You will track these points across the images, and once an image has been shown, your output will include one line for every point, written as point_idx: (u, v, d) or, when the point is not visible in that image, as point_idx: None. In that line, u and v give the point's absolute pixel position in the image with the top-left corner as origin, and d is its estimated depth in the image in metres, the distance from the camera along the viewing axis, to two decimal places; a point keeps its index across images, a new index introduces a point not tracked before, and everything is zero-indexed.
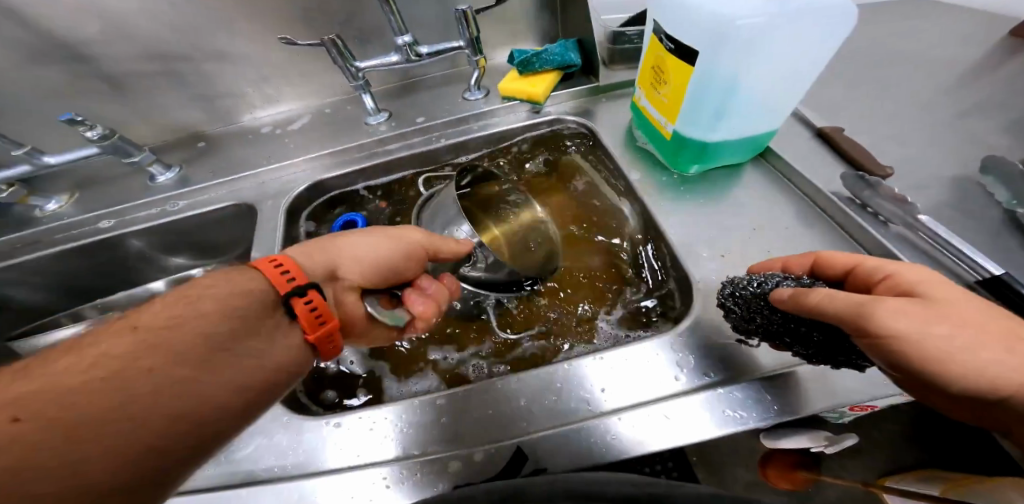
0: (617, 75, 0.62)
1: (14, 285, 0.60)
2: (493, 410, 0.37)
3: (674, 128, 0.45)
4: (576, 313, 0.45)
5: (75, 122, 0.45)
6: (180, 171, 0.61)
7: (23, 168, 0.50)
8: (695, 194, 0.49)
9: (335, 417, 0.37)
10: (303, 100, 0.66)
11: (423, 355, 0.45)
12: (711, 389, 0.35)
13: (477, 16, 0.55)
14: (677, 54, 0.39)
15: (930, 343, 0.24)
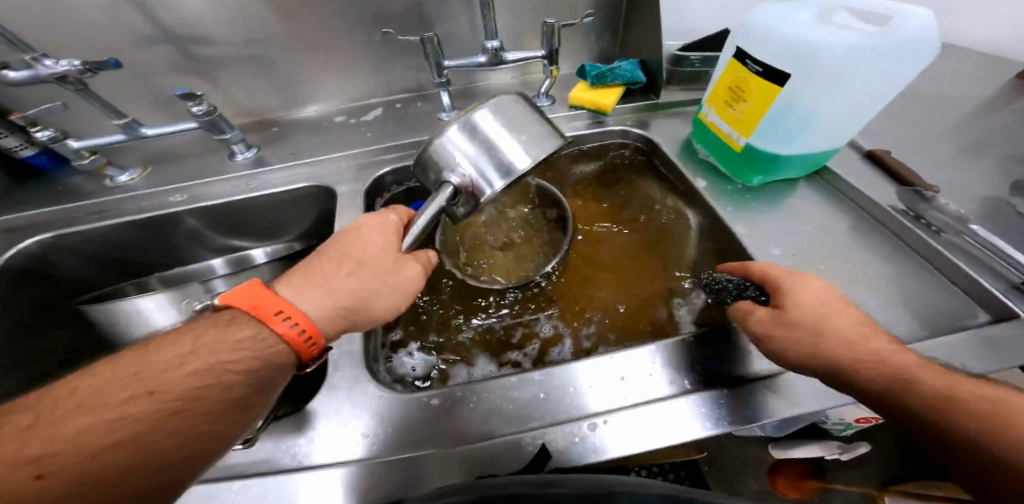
0: (676, 96, 0.67)
1: (68, 255, 0.58)
2: (589, 385, 0.40)
3: (748, 141, 0.49)
4: (642, 308, 0.49)
5: (189, 96, 0.49)
6: (258, 151, 0.64)
7: (119, 136, 0.54)
8: (760, 203, 0.53)
9: (427, 395, 0.40)
10: (379, 92, 0.71)
11: (498, 349, 0.47)
12: (761, 380, 0.39)
13: (561, 29, 0.59)
14: (764, 75, 0.44)
15: (841, 366, 0.32)
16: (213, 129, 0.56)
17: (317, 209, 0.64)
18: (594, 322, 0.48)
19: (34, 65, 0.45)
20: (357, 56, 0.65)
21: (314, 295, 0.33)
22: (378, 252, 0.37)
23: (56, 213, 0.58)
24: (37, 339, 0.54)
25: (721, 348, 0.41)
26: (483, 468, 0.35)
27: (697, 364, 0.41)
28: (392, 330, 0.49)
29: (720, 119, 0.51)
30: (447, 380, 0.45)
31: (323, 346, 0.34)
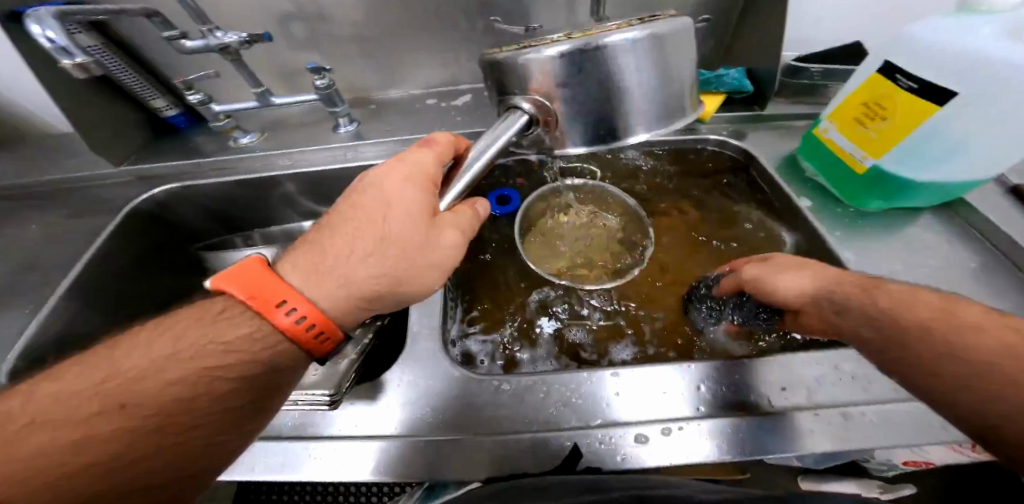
0: (778, 109, 0.73)
1: (184, 203, 0.63)
2: (664, 391, 0.40)
3: (877, 161, 0.49)
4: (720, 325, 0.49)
5: (319, 71, 0.56)
6: (358, 126, 0.66)
7: (253, 104, 0.61)
8: (873, 227, 0.53)
9: (506, 381, 0.41)
10: (472, 78, 0.74)
11: (571, 348, 0.49)
12: (841, 413, 0.38)
13: None
14: (917, 93, 0.42)
15: (962, 394, 0.26)
16: (327, 102, 0.61)
17: None
18: (674, 334, 0.49)
19: (206, 36, 0.52)
20: (456, 44, 0.68)
21: (354, 262, 0.32)
22: (403, 226, 0.33)
23: (181, 165, 0.64)
24: (150, 278, 0.59)
25: (794, 369, 0.41)
26: (548, 453, 0.37)
27: (760, 386, 0.40)
28: (468, 312, 0.53)
29: (849, 134, 0.51)
30: (533, 359, 0.48)
31: (334, 340, 0.33)
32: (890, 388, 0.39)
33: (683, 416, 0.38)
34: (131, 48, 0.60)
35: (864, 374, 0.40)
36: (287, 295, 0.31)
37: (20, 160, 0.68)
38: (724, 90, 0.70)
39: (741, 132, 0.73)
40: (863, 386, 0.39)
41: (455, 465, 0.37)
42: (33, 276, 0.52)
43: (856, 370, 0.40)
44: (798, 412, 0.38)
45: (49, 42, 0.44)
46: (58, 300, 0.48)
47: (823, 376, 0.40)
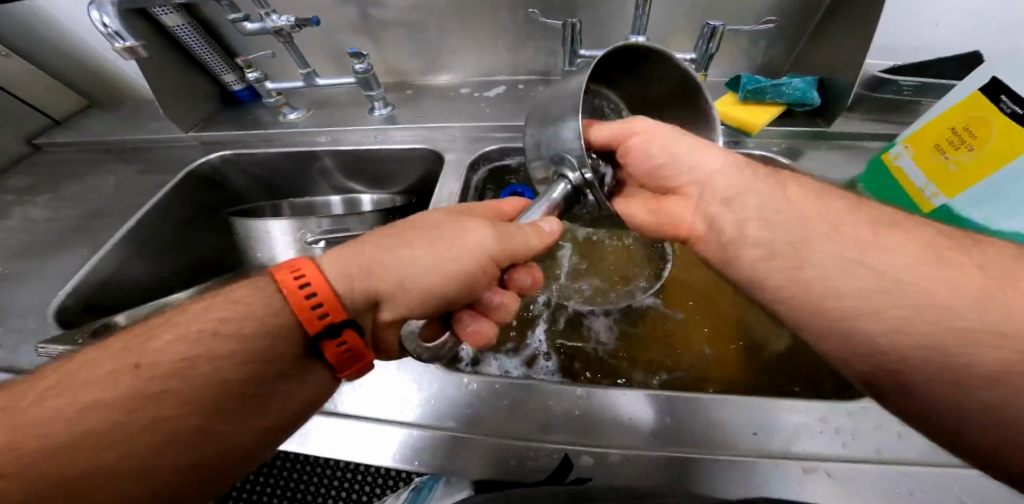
0: (850, 126, 0.64)
1: (234, 169, 0.70)
2: (629, 418, 0.38)
3: (949, 199, 0.45)
4: (710, 363, 0.47)
5: (357, 55, 0.57)
6: (393, 110, 0.69)
7: (300, 83, 0.65)
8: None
9: (471, 381, 0.41)
10: (508, 70, 0.73)
11: (555, 360, 0.49)
12: (806, 466, 0.33)
13: (722, 34, 0.58)
14: (1018, 120, 0.38)
15: None
16: (364, 86, 0.63)
17: (425, 170, 0.68)
18: (664, 367, 0.47)
19: (264, 19, 0.55)
20: (497, 34, 0.68)
21: (387, 260, 0.32)
22: (447, 233, 0.33)
23: (237, 134, 0.69)
24: (196, 233, 0.66)
25: (769, 411, 0.36)
26: (498, 453, 0.37)
27: (723, 427, 0.36)
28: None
29: (922, 165, 0.47)
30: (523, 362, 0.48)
31: (338, 323, 0.29)
32: (870, 446, 0.34)
33: (641, 446, 0.36)
34: (213, 28, 0.67)
35: (849, 429, 0.35)
36: (318, 282, 0.29)
37: (117, 119, 0.79)
38: (783, 102, 0.63)
39: (798, 149, 0.65)
40: (841, 441, 0.34)
41: (420, 450, 0.38)
42: (103, 219, 0.60)
43: (842, 424, 0.35)
44: (755, 459, 0.34)
45: (104, 26, 0.51)
46: (115, 243, 0.55)
47: (801, 426, 0.35)
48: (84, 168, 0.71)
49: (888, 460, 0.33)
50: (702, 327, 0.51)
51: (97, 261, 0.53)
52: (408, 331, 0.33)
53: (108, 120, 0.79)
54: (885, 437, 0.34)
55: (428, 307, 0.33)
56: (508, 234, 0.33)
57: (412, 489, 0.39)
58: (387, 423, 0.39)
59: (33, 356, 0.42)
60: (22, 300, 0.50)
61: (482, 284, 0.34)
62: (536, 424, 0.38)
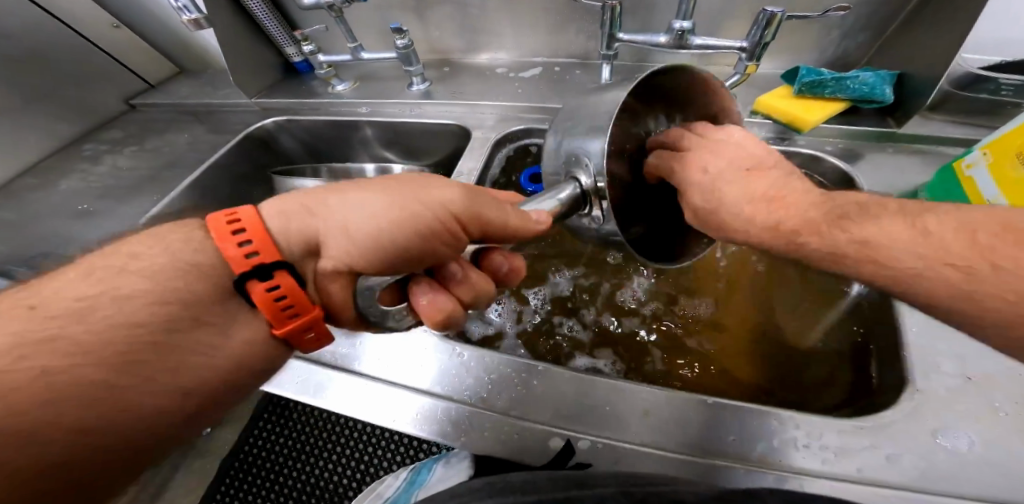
0: (929, 128, 0.56)
1: (285, 133, 0.76)
2: (609, 408, 0.38)
3: None
4: (699, 372, 0.47)
5: (398, 31, 0.60)
6: (429, 87, 0.72)
7: (348, 57, 0.69)
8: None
9: (461, 350, 0.44)
10: (545, 51, 0.73)
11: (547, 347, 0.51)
12: (776, 474, 0.33)
13: (782, 21, 0.51)
14: None
15: None
16: (405, 61, 0.66)
17: (454, 146, 0.70)
18: (653, 367, 0.48)
19: None
20: (538, 15, 0.67)
21: (332, 204, 0.31)
22: (411, 187, 0.32)
23: (291, 102, 0.76)
24: (249, 189, 0.74)
25: (753, 418, 0.36)
26: (471, 420, 0.39)
27: (702, 427, 0.36)
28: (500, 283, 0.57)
29: (997, 176, 0.41)
30: (520, 326, 0.53)
31: (271, 269, 0.27)
32: (853, 465, 0.32)
33: (609, 435, 0.37)
34: (279, 2, 0.73)
35: (835, 446, 0.33)
36: (252, 224, 0.28)
37: (195, 84, 0.89)
38: (844, 97, 0.56)
39: (857, 151, 0.57)
40: (823, 457, 0.33)
41: (428, 419, 0.40)
42: (173, 171, 0.68)
43: (830, 441, 0.34)
44: (728, 464, 0.34)
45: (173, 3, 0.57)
46: (179, 192, 0.63)
47: (784, 438, 0.34)
48: (166, 124, 0.81)
49: (872, 484, 0.31)
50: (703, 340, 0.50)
51: (164, 206, 0.61)
52: (366, 287, 0.31)
53: (189, 86, 0.89)
54: (875, 461, 0.32)
55: (376, 258, 0.31)
56: (478, 200, 0.32)
57: (411, 471, 0.40)
58: (379, 381, 0.43)
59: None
60: (103, 233, 0.58)
61: (440, 243, 0.32)
62: (518, 402, 0.40)
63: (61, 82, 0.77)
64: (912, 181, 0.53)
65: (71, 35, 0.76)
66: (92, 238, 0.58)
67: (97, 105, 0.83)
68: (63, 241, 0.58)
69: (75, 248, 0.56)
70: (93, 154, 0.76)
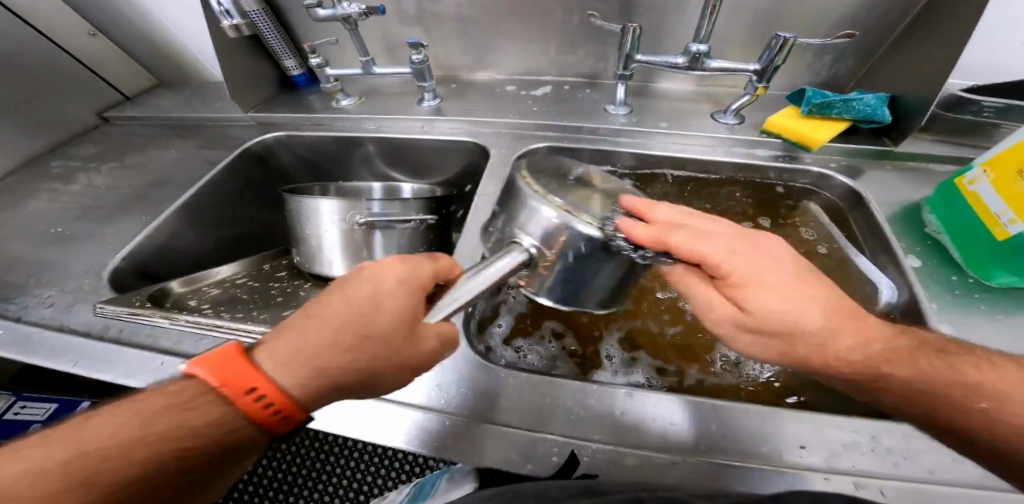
0: (919, 146, 0.60)
1: (285, 149, 0.72)
2: (670, 422, 0.36)
3: None
4: (749, 375, 0.45)
5: (417, 46, 0.59)
6: (440, 103, 0.71)
7: (357, 71, 0.67)
8: (993, 306, 0.43)
9: (504, 369, 0.41)
10: (554, 70, 0.74)
11: (585, 361, 0.47)
12: (856, 481, 0.31)
13: (793, 46, 0.54)
14: None
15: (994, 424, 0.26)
16: (418, 76, 0.65)
17: (468, 164, 0.69)
18: (694, 372, 0.45)
19: (336, 6, 0.58)
20: (551, 36, 0.69)
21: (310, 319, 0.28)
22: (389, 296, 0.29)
23: (291, 118, 0.73)
24: (245, 209, 0.70)
25: (817, 426, 0.35)
26: (519, 446, 0.35)
27: (771, 437, 0.35)
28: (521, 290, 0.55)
29: (1002, 191, 0.43)
30: (556, 344, 0.48)
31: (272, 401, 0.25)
32: (925, 468, 0.32)
33: (643, 444, 0.35)
34: (284, 16, 0.71)
35: (901, 448, 0.33)
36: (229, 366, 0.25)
37: (179, 98, 0.84)
38: (847, 118, 0.59)
39: (858, 168, 0.61)
40: (894, 461, 0.32)
41: (469, 446, 0.36)
42: (161, 189, 0.63)
43: (895, 444, 0.33)
44: (806, 473, 0.32)
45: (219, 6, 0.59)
46: (172, 212, 0.58)
47: (850, 443, 0.34)
48: (147, 141, 0.75)
49: (943, 484, 0.31)
50: None
51: (155, 227, 0.56)
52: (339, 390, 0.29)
53: (173, 99, 0.83)
54: (942, 463, 0.32)
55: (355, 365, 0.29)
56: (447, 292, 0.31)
57: (415, 487, 0.40)
58: (417, 409, 0.38)
59: (88, 315, 0.43)
60: (85, 257, 0.52)
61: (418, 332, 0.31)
62: (554, 415, 0.37)
63: (27, 94, 0.70)
64: (912, 194, 0.57)
65: (41, 42, 0.70)
66: (70, 263, 0.51)
67: (67, 118, 0.76)
68: (34, 268, 0.51)
69: (50, 275, 0.50)
70: (63, 173, 0.68)
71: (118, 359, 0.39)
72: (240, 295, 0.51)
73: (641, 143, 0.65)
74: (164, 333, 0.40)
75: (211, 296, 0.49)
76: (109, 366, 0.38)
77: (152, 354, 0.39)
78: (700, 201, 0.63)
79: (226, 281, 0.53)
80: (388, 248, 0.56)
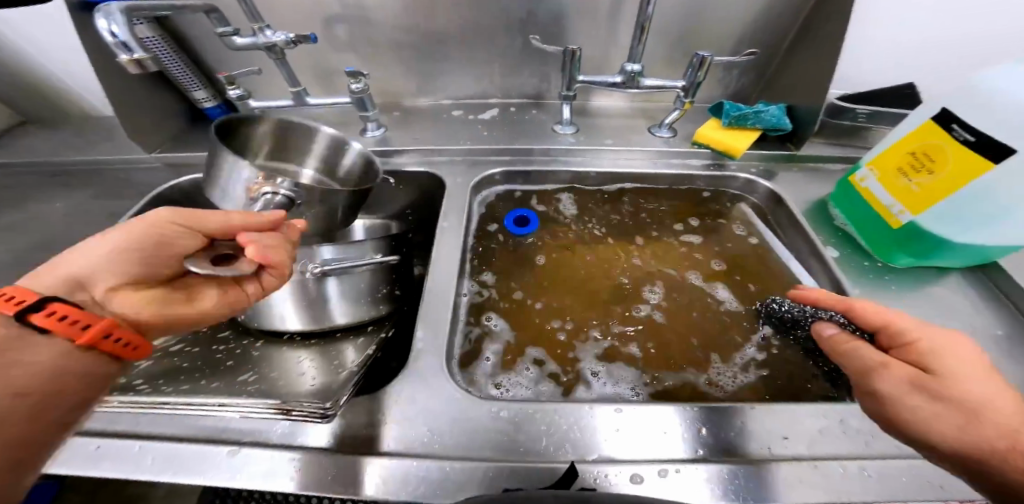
0: (816, 149, 0.69)
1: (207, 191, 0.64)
2: (664, 431, 0.37)
3: (915, 216, 0.48)
4: (741, 372, 0.47)
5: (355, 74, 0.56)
6: (385, 132, 0.68)
7: (287, 102, 0.62)
8: (898, 284, 0.52)
9: (495, 406, 0.39)
10: (497, 93, 0.75)
11: (569, 381, 0.46)
12: (842, 464, 0.34)
13: (711, 64, 0.60)
14: (973, 146, 0.42)
15: None
16: (359, 106, 0.62)
17: (422, 193, 0.67)
18: (675, 375, 0.46)
19: (256, 34, 0.53)
20: (492, 59, 0.69)
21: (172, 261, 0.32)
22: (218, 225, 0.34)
23: None
24: None
25: (790, 417, 0.38)
26: (522, 480, 0.34)
27: (756, 434, 0.37)
28: (491, 319, 0.52)
29: (889, 187, 0.51)
30: (540, 370, 0.47)
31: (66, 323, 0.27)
32: (886, 442, 0.36)
33: (644, 457, 0.35)
34: (192, 43, 0.63)
35: (862, 426, 0.37)
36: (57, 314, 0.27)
37: (59, 138, 0.71)
38: (760, 127, 0.67)
39: (774, 171, 0.69)
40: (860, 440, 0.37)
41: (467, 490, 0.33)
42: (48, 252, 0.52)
43: (857, 423, 0.38)
44: (800, 464, 0.34)
45: (111, 35, 0.45)
46: None
47: (824, 428, 0.37)
48: (20, 193, 0.62)
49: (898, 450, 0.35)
50: (716, 337, 0.50)
51: None
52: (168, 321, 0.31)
53: (52, 140, 0.70)
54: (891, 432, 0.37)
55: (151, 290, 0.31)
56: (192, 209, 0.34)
57: None
58: (412, 457, 0.35)
59: None
60: None
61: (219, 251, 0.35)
62: (557, 444, 0.36)
63: None
64: (819, 192, 0.65)
65: None
66: None
67: None
68: None
69: None
70: None
71: (90, 453, 0.36)
72: (182, 364, 0.48)
73: (589, 160, 0.68)
74: (103, 416, 0.38)
75: (143, 370, 0.45)
76: (77, 459, 0.36)
77: (127, 439, 0.36)
78: (648, 209, 0.67)
79: (159, 348, 0.49)
80: (345, 294, 0.52)
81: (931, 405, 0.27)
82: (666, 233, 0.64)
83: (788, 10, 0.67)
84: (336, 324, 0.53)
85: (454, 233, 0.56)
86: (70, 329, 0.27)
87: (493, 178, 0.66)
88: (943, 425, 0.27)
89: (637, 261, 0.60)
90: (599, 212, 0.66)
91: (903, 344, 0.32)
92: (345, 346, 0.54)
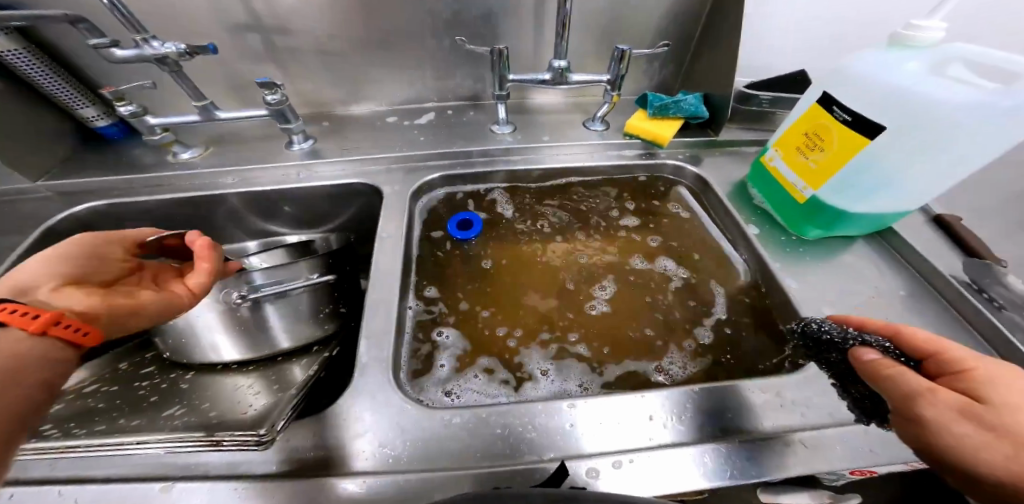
0: (731, 134, 0.75)
1: (112, 220, 0.58)
2: (619, 420, 0.39)
3: (816, 191, 0.54)
4: (685, 349, 0.50)
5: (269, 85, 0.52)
6: (314, 144, 0.65)
7: (195, 117, 0.57)
8: (811, 254, 0.57)
9: (449, 414, 0.39)
10: (431, 97, 0.73)
11: (521, 378, 0.47)
12: (785, 439, 0.37)
13: (631, 57, 0.63)
14: (852, 124, 0.47)
15: None
16: (280, 118, 0.58)
17: (360, 205, 0.65)
18: (622, 359, 0.49)
19: (141, 45, 0.48)
20: (421, 61, 0.68)
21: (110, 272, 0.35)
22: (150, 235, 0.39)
23: (111, 180, 0.58)
24: None
25: (732, 392, 0.41)
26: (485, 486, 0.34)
27: (703, 412, 0.39)
28: (444, 330, 0.52)
29: (792, 165, 0.56)
30: (492, 371, 0.47)
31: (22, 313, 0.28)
32: (824, 412, 0.39)
33: (600, 450, 0.37)
34: (75, 55, 0.57)
35: (798, 399, 0.40)
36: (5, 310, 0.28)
37: None
38: (681, 116, 0.71)
39: (699, 156, 0.73)
40: (798, 412, 0.39)
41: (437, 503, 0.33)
42: None
43: (795, 397, 0.41)
44: (750, 442, 0.37)
45: None
46: None
47: (764, 403, 0.40)
48: None
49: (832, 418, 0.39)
50: (659, 318, 0.54)
51: None
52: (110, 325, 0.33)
53: None
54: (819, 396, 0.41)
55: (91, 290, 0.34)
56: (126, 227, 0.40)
57: None
58: (374, 475, 0.34)
59: None
60: None
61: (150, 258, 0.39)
62: (516, 445, 0.37)
63: None
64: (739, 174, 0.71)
65: None
66: None
67: None
68: None
69: None
70: None
71: None
72: (99, 404, 0.40)
73: (527, 158, 0.69)
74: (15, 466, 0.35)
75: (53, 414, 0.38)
76: None
77: (43, 486, 0.34)
78: (588, 201, 0.69)
79: (70, 391, 0.42)
80: (283, 318, 0.49)
81: (982, 433, 0.26)
82: (608, 222, 0.66)
83: (697, 5, 0.71)
84: (280, 347, 0.50)
85: (393, 246, 0.55)
86: (23, 319, 0.28)
87: (432, 183, 0.65)
88: (990, 453, 0.25)
89: (583, 253, 0.62)
90: (541, 209, 0.67)
91: (956, 373, 0.31)
92: (290, 367, 0.49)
